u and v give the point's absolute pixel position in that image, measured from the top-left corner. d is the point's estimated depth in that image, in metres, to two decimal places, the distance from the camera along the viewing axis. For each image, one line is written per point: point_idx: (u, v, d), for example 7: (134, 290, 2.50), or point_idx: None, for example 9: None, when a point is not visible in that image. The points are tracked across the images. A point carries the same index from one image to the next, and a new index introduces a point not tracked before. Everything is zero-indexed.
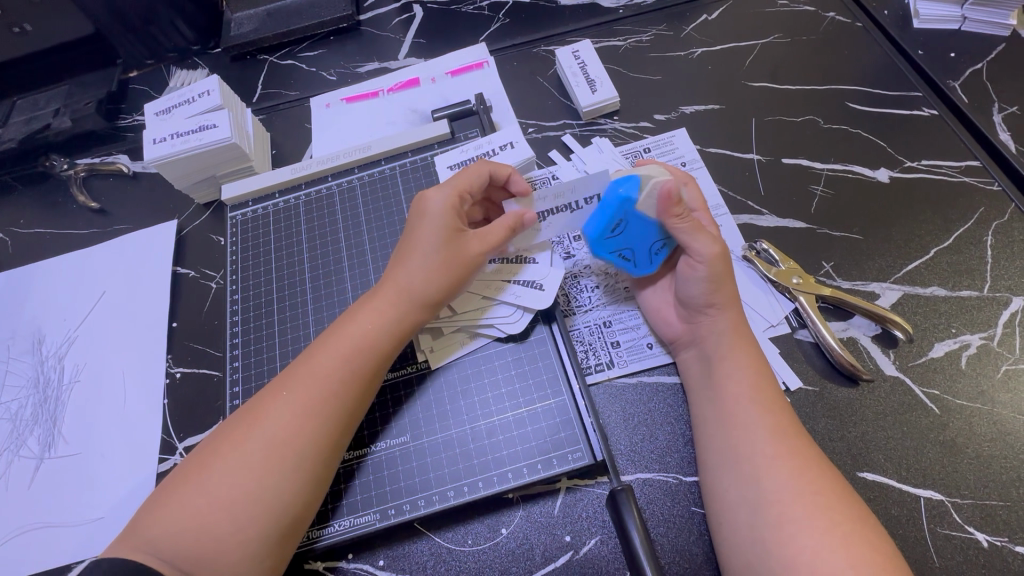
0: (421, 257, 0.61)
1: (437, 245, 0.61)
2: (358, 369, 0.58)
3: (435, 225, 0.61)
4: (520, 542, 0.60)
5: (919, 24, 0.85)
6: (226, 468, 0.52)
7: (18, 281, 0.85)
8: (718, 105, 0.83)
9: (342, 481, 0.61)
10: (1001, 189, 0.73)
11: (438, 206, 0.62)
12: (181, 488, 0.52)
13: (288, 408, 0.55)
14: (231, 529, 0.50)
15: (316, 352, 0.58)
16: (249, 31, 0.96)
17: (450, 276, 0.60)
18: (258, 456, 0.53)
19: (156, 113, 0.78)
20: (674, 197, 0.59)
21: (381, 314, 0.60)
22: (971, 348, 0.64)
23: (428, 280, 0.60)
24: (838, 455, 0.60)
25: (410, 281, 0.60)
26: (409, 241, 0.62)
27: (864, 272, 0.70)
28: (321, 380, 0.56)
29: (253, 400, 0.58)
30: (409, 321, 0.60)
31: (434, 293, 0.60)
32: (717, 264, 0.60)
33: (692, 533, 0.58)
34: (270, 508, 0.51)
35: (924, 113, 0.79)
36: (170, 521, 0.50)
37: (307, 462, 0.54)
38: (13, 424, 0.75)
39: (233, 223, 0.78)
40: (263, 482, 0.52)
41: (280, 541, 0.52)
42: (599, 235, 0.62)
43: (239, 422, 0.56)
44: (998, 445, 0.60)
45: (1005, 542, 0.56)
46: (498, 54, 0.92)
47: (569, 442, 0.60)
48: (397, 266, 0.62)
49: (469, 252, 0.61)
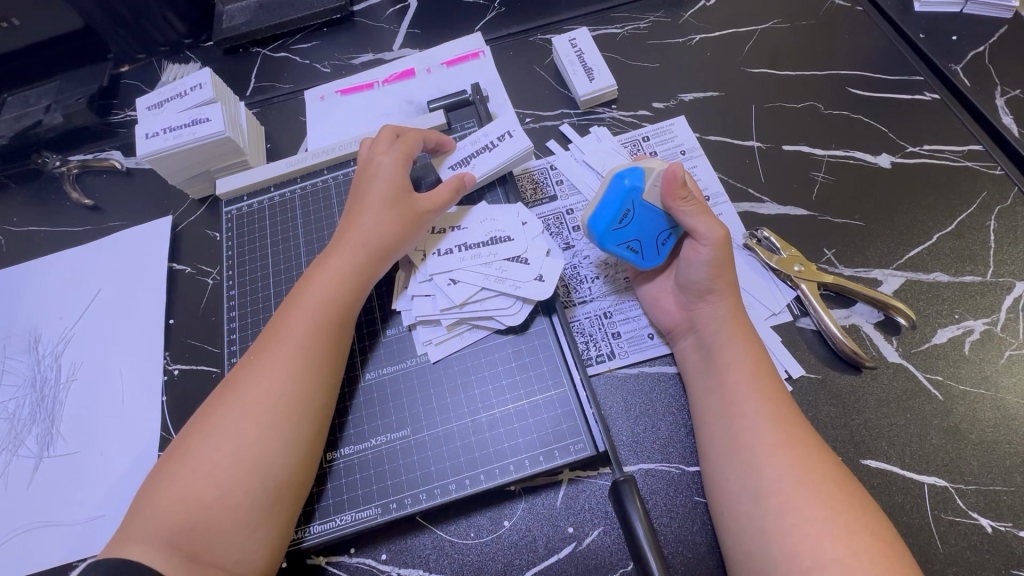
0: (375, 213, 0.64)
1: (388, 201, 0.64)
2: (324, 323, 0.59)
3: (383, 181, 0.65)
4: (522, 534, 0.59)
5: (921, 7, 0.83)
6: (207, 435, 0.53)
7: (12, 280, 0.84)
8: (717, 92, 0.82)
9: (340, 476, 0.61)
10: (1004, 173, 0.72)
11: (388, 166, 0.66)
12: (171, 466, 0.52)
13: (260, 367, 0.56)
14: (220, 494, 0.50)
15: (281, 315, 0.60)
16: (242, 23, 0.95)
17: (407, 230, 0.64)
18: (235, 422, 0.53)
19: (148, 107, 0.77)
20: (680, 180, 0.59)
21: (341, 270, 0.62)
22: (974, 334, 0.64)
23: (385, 230, 0.63)
24: (841, 443, 0.60)
25: (368, 233, 0.63)
26: (359, 201, 0.65)
27: (865, 258, 0.69)
28: (286, 335, 0.58)
29: (229, 374, 0.59)
30: (368, 271, 0.63)
31: (388, 242, 0.63)
32: (721, 248, 0.59)
33: (695, 523, 0.58)
34: (257, 474, 0.52)
35: (927, 98, 0.78)
36: (162, 499, 0.50)
37: (287, 422, 0.54)
38: (11, 424, 0.75)
39: (228, 218, 0.77)
40: (243, 440, 0.52)
41: (270, 512, 0.52)
42: (608, 227, 0.61)
43: (214, 399, 0.56)
44: (1003, 430, 0.59)
45: (1009, 527, 0.56)
46: (494, 43, 0.90)
47: (571, 433, 0.60)
48: (352, 227, 0.64)
49: (420, 208, 0.65)
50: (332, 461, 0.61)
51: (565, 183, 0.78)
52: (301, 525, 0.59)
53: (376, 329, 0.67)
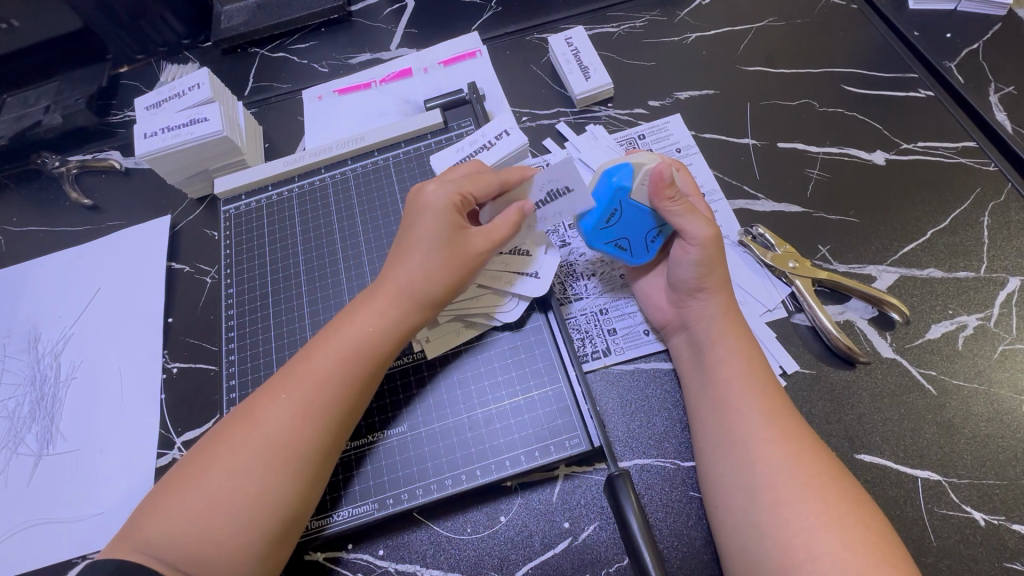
0: (423, 253, 0.59)
1: (438, 241, 0.59)
2: (356, 370, 0.57)
3: (436, 216, 0.60)
4: (518, 529, 0.60)
5: (915, 5, 0.84)
6: (227, 467, 0.52)
7: (12, 279, 0.84)
8: (712, 90, 0.83)
9: (366, 463, 0.61)
10: (997, 170, 0.73)
11: (439, 199, 0.60)
12: (182, 486, 0.52)
13: (288, 407, 0.54)
14: (234, 531, 0.50)
15: (313, 354, 0.57)
16: (240, 23, 0.95)
17: (455, 275, 0.59)
18: (258, 459, 0.52)
19: (147, 107, 0.77)
20: (667, 179, 0.58)
21: (378, 313, 0.59)
22: (967, 329, 0.64)
23: (431, 279, 0.59)
24: (836, 438, 0.60)
25: (410, 278, 0.59)
26: (408, 235, 0.61)
27: (860, 255, 0.70)
28: (320, 382, 0.55)
29: (251, 399, 0.57)
30: (410, 312, 0.59)
31: (435, 288, 0.59)
32: (709, 247, 0.59)
33: (690, 518, 0.58)
34: (272, 510, 0.51)
35: (920, 95, 0.79)
36: (173, 522, 0.50)
37: (309, 466, 0.53)
38: (10, 422, 0.75)
39: (226, 216, 0.78)
40: (264, 486, 0.51)
41: (279, 541, 0.52)
42: (595, 225, 0.62)
43: (237, 423, 0.55)
44: (996, 425, 0.60)
45: (1002, 520, 0.56)
46: (491, 42, 0.91)
47: (566, 429, 0.60)
48: (395, 264, 0.61)
49: (471, 248, 0.60)
50: (353, 450, 0.62)
51: None
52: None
53: None
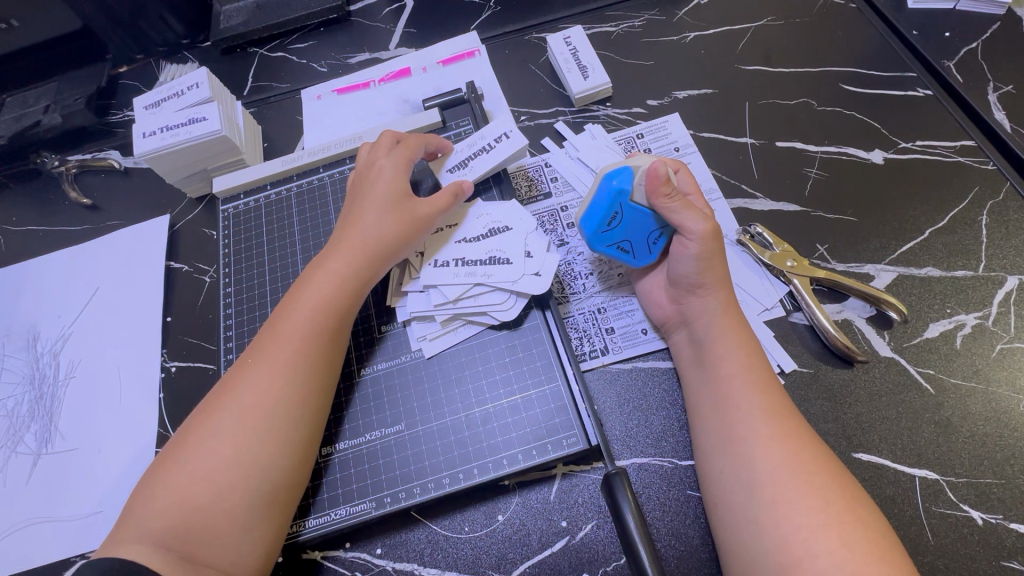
0: (376, 215, 0.63)
1: (387, 205, 0.64)
2: (320, 325, 0.58)
3: (386, 183, 0.65)
4: (515, 528, 0.60)
5: (914, 4, 0.84)
6: (202, 434, 0.53)
7: (11, 278, 0.85)
8: (711, 89, 0.83)
9: (342, 468, 0.61)
10: (996, 169, 0.73)
11: (389, 167, 0.66)
12: (166, 465, 0.53)
13: (259, 369, 0.56)
14: (215, 499, 0.50)
15: (280, 316, 0.59)
16: (239, 23, 0.95)
17: (406, 233, 0.63)
18: (231, 421, 0.53)
19: (144, 107, 0.77)
20: (662, 176, 0.59)
21: (340, 271, 0.61)
22: (965, 328, 0.64)
23: (386, 237, 0.62)
24: (833, 437, 0.60)
25: (368, 237, 0.62)
26: (361, 202, 0.65)
27: (858, 254, 0.70)
28: (287, 340, 0.57)
29: (227, 374, 0.58)
30: (370, 268, 0.62)
31: (387, 245, 0.62)
32: (708, 241, 0.59)
33: (688, 517, 0.58)
34: (251, 473, 0.52)
35: (919, 94, 0.79)
36: (159, 497, 0.50)
37: (282, 423, 0.54)
38: (9, 420, 0.75)
39: (225, 215, 0.78)
40: (238, 446, 0.52)
41: (265, 513, 0.52)
42: (596, 229, 0.63)
43: (213, 397, 0.56)
44: (994, 424, 0.59)
45: (1000, 519, 0.56)
46: (490, 42, 0.91)
47: (564, 427, 0.60)
48: (352, 225, 0.63)
49: (418, 211, 0.64)
50: (323, 459, 0.62)
51: (559, 180, 0.79)
52: (297, 519, 0.60)
53: (371, 325, 0.67)
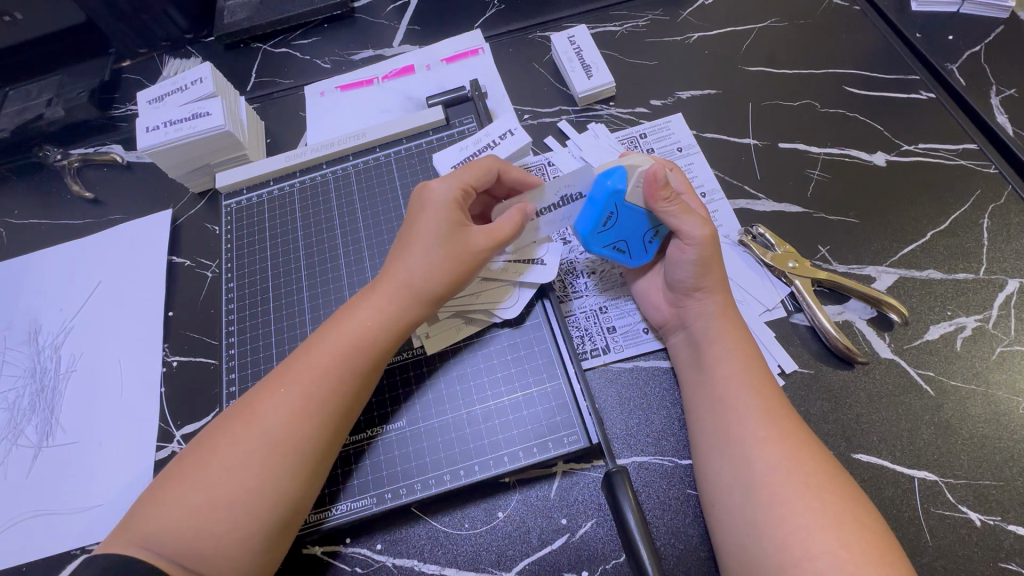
0: (423, 248, 0.59)
1: (437, 236, 0.59)
2: (353, 366, 0.57)
3: (439, 215, 0.60)
4: (516, 525, 0.60)
5: (917, 7, 0.84)
6: (226, 461, 0.52)
7: (13, 271, 0.85)
8: (714, 90, 0.83)
9: (365, 457, 0.61)
10: (998, 172, 0.73)
11: (441, 196, 0.61)
12: (181, 480, 0.52)
13: (287, 402, 0.54)
14: (230, 528, 0.50)
15: (316, 346, 0.57)
16: (242, 19, 0.95)
17: (453, 269, 0.59)
18: (257, 455, 0.52)
19: (148, 100, 0.77)
20: (660, 180, 0.59)
21: (377, 307, 0.59)
22: (966, 331, 0.64)
23: (430, 277, 0.58)
24: (833, 438, 0.60)
25: (410, 274, 0.59)
26: (411, 233, 0.61)
27: (860, 255, 0.70)
28: (319, 377, 0.55)
29: (250, 393, 0.57)
30: (411, 308, 0.59)
31: (433, 282, 0.59)
32: (707, 247, 0.60)
33: (686, 515, 0.58)
34: (270, 506, 0.51)
35: (922, 97, 0.79)
36: (171, 514, 0.50)
37: (305, 464, 0.53)
38: (10, 413, 0.76)
39: (227, 211, 0.78)
40: (262, 481, 0.51)
41: (276, 538, 0.52)
42: (592, 229, 0.62)
43: (235, 416, 0.55)
44: (993, 426, 0.60)
45: (998, 521, 0.56)
46: (493, 40, 0.91)
47: (565, 425, 0.61)
48: (398, 257, 0.60)
49: (470, 245, 0.59)
50: (354, 445, 0.62)
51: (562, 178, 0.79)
52: (321, 508, 0.60)
53: None
